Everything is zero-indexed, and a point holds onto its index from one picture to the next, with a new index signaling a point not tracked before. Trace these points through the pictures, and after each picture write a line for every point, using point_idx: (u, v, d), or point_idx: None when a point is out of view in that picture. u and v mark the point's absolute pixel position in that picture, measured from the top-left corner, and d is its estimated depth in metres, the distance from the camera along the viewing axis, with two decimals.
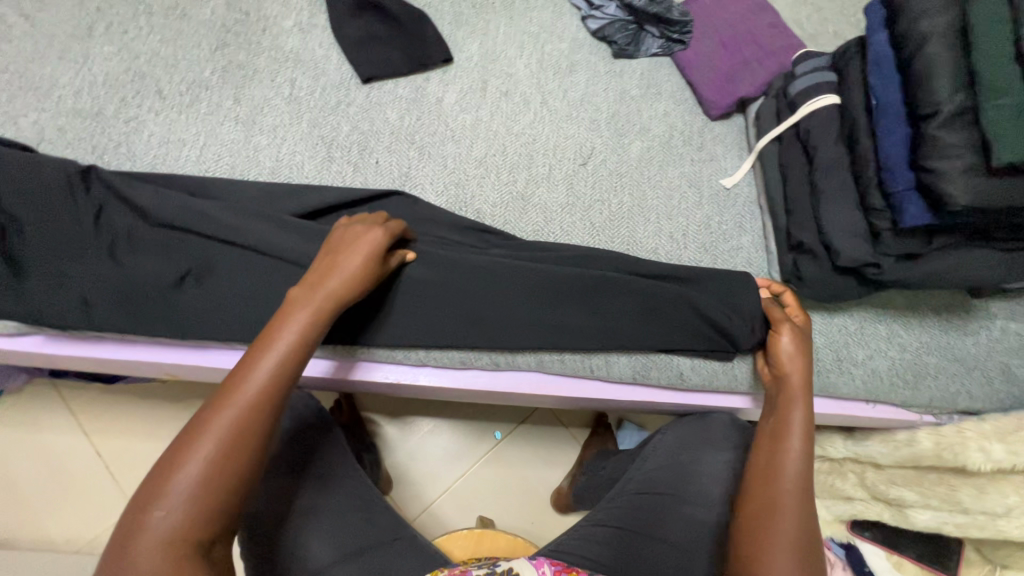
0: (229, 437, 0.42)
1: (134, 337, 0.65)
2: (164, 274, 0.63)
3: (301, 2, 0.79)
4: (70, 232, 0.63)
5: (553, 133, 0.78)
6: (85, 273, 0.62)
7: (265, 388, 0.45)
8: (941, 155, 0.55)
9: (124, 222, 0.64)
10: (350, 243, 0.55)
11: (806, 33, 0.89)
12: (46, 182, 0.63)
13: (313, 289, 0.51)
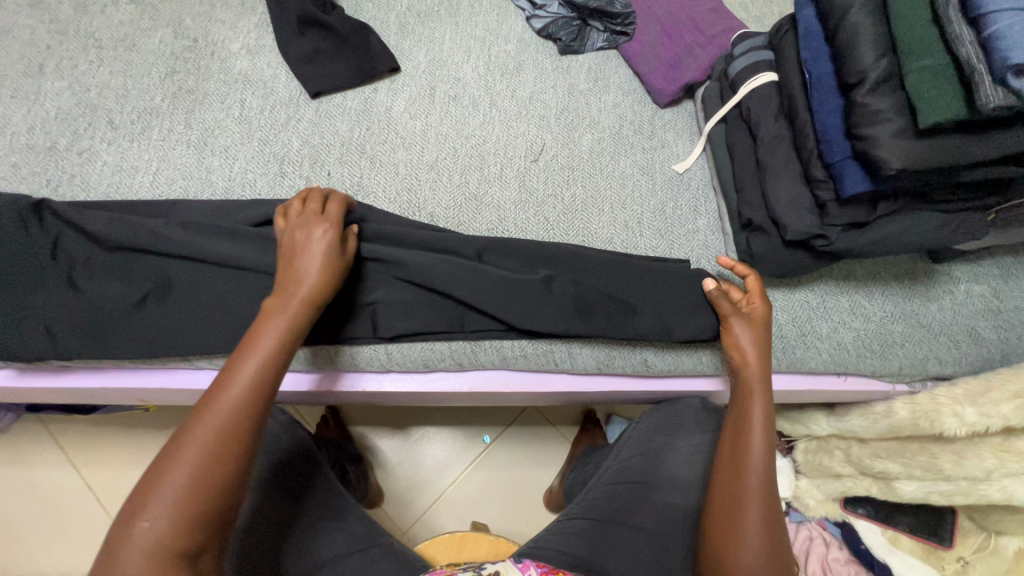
0: (217, 446, 0.45)
1: (98, 363, 0.66)
2: (123, 298, 0.64)
3: (248, 24, 0.81)
4: (27, 264, 0.64)
5: (503, 133, 0.79)
6: (43, 303, 0.63)
7: (246, 399, 0.48)
8: (870, 121, 0.55)
9: (82, 250, 0.65)
10: (304, 245, 0.57)
11: (751, 16, 0.89)
12: (1, 217, 0.64)
13: (281, 300, 0.54)
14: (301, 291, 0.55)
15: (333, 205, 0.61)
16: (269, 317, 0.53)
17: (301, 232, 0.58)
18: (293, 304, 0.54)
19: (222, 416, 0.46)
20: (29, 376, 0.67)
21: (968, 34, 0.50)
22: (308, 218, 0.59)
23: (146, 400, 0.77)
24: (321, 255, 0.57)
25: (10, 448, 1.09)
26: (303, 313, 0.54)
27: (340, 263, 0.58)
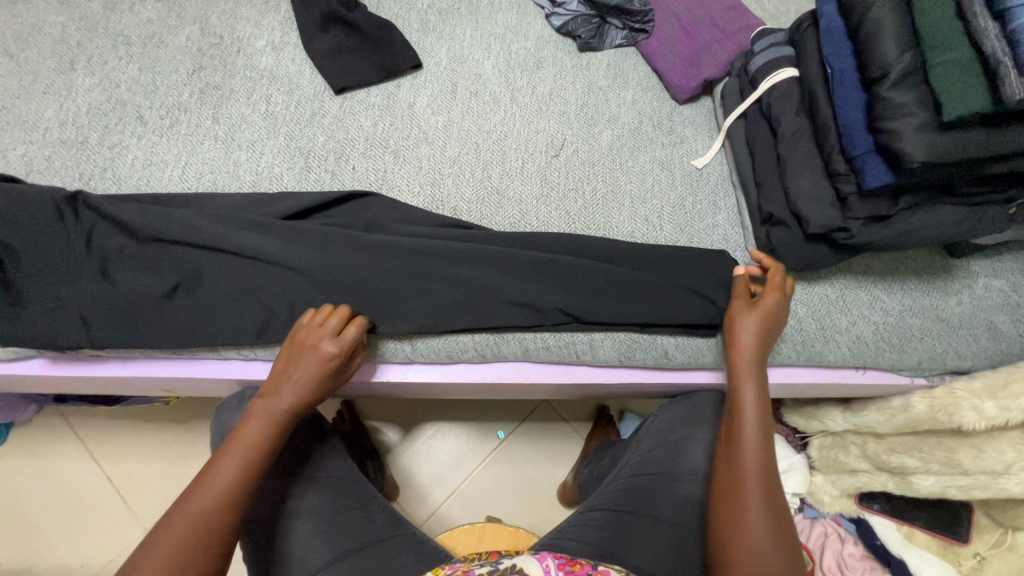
0: (196, 530, 0.50)
1: (130, 353, 0.67)
2: (155, 288, 0.65)
3: (273, 22, 0.82)
4: (61, 254, 0.65)
5: (524, 128, 0.80)
6: (76, 293, 0.64)
7: (228, 490, 0.53)
8: (893, 114, 0.56)
9: (118, 240, 0.66)
10: (299, 351, 0.61)
11: (768, 13, 0.90)
12: (36, 209, 0.65)
13: (265, 407, 0.59)
14: (287, 401, 0.59)
15: (348, 317, 0.63)
16: (254, 417, 0.58)
17: (305, 345, 0.61)
18: (276, 413, 0.58)
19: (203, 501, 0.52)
20: (62, 366, 0.68)
21: (994, 29, 0.51)
22: (314, 334, 0.61)
23: (172, 390, 0.79)
24: (315, 370, 0.60)
25: (32, 441, 1.11)
26: (281, 420, 0.59)
27: (336, 367, 0.61)
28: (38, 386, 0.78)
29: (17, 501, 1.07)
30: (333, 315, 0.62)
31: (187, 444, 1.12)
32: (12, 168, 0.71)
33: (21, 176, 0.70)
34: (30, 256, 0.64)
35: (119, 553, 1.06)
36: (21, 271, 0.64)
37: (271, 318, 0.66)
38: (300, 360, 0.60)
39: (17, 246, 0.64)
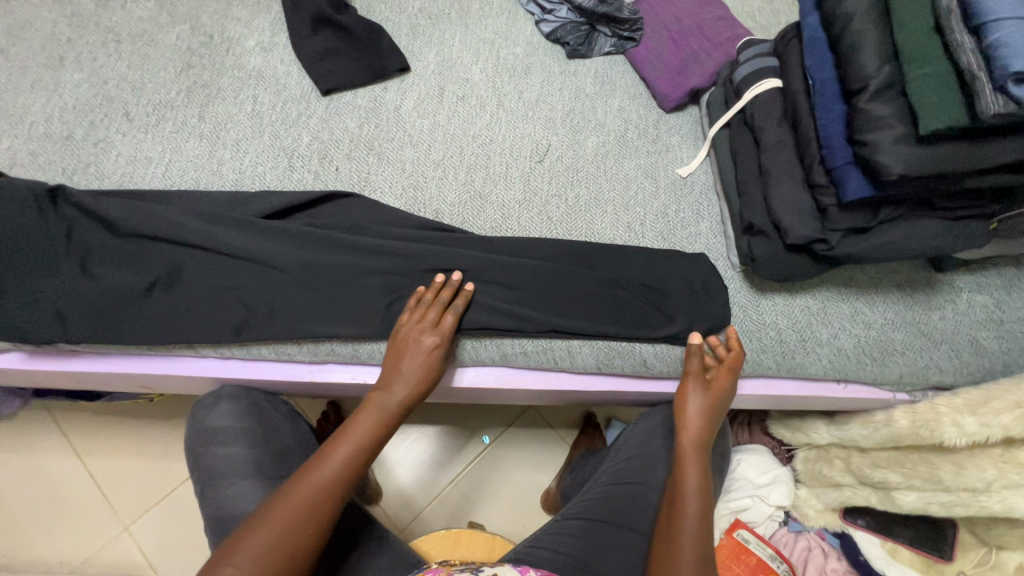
0: (305, 508, 0.52)
1: (107, 349, 0.67)
2: (133, 285, 0.65)
3: (263, 23, 0.83)
4: (42, 248, 0.65)
5: (510, 133, 0.80)
6: (57, 288, 0.64)
7: (338, 472, 0.56)
8: (872, 127, 0.56)
9: (98, 234, 0.66)
10: (409, 347, 0.63)
11: (758, 24, 0.91)
12: (19, 203, 0.66)
13: (377, 398, 0.62)
14: (399, 391, 0.62)
15: (448, 308, 0.66)
16: (364, 409, 0.61)
17: (409, 337, 0.64)
18: (389, 405, 0.61)
19: (317, 481, 0.54)
20: (39, 360, 0.68)
21: (969, 43, 0.51)
22: (423, 326, 0.64)
23: (151, 387, 0.79)
24: (424, 362, 0.63)
25: (16, 434, 1.11)
26: (391, 410, 0.61)
27: (436, 367, 0.64)
28: (16, 380, 0.78)
29: None
30: (440, 309, 0.65)
31: (171, 442, 1.11)
32: None
33: (5, 169, 0.70)
34: (11, 249, 0.65)
35: (98, 549, 1.05)
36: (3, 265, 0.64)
37: (248, 318, 0.66)
38: (417, 350, 0.63)
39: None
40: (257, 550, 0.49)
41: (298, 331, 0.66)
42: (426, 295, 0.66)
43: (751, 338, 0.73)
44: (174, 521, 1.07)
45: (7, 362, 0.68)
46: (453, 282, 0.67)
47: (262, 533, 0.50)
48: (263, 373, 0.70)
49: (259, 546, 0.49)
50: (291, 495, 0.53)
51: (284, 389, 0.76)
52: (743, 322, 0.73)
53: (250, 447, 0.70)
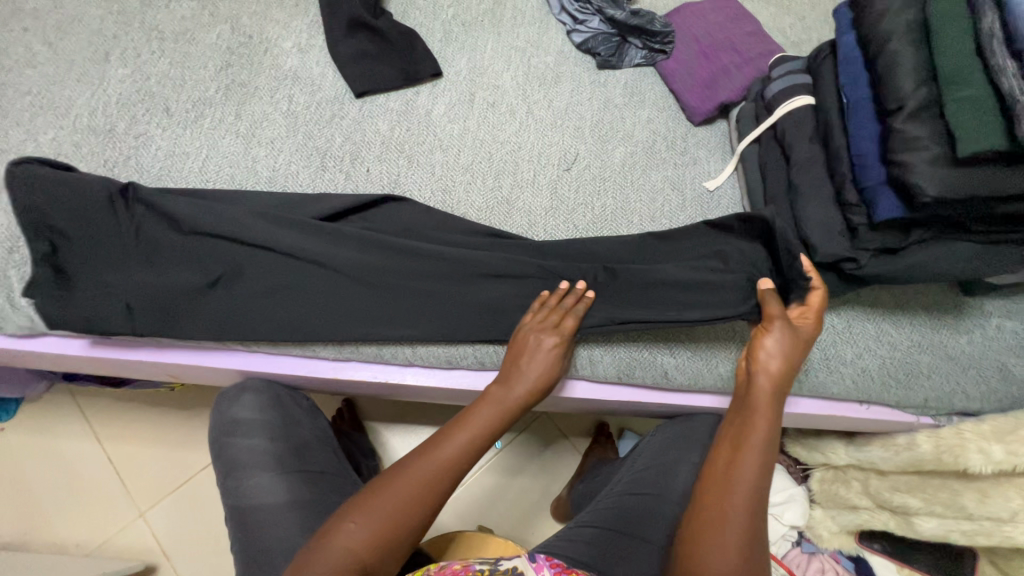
0: (416, 494, 0.54)
1: (170, 342, 0.68)
2: (194, 282, 0.66)
3: (301, 25, 0.85)
4: (115, 244, 0.66)
5: (539, 141, 0.81)
6: (127, 283, 0.65)
7: (443, 462, 0.57)
8: (908, 147, 0.56)
9: (133, 216, 0.67)
10: (531, 347, 0.64)
11: (789, 41, 0.91)
12: (90, 199, 0.66)
13: (497, 393, 0.63)
14: (518, 390, 0.62)
15: (570, 312, 0.66)
16: (487, 402, 0.62)
17: (533, 339, 0.64)
18: (509, 400, 0.62)
19: (428, 469, 0.56)
20: (70, 344, 0.69)
21: (1011, 67, 0.51)
22: (545, 327, 0.65)
23: (176, 377, 0.80)
24: (546, 365, 0.64)
25: (40, 417, 1.13)
26: (508, 407, 0.62)
27: (557, 372, 0.65)
28: (47, 364, 0.80)
29: (21, 475, 1.09)
30: (564, 312, 0.65)
31: (189, 432, 1.13)
32: (42, 151, 0.73)
33: (49, 159, 0.72)
34: (80, 246, 0.65)
35: (113, 535, 1.07)
36: (70, 259, 0.64)
37: (278, 313, 0.67)
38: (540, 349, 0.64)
39: (71, 235, 0.64)
40: (368, 525, 0.52)
41: (328, 328, 0.68)
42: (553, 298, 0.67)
43: None
44: (189, 510, 1.09)
45: (37, 345, 0.69)
46: (577, 289, 0.67)
47: (375, 509, 0.53)
48: (288, 368, 0.72)
49: (369, 522, 0.52)
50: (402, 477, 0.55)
51: (306, 385, 0.77)
52: None
53: (272, 439, 0.72)
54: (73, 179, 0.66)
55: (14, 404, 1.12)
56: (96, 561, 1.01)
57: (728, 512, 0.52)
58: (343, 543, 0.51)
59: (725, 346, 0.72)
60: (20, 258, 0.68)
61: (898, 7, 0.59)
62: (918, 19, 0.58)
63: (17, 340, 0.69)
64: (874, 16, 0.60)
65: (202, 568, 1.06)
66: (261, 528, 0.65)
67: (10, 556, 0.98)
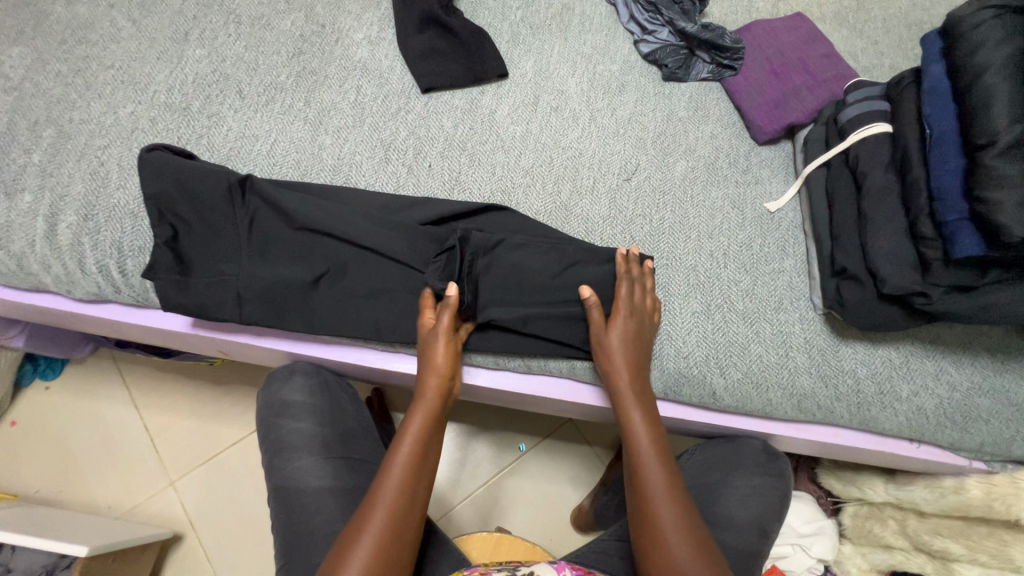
0: (392, 511, 0.56)
1: (272, 330, 0.71)
2: (301, 277, 0.68)
3: (373, 18, 0.85)
4: (227, 233, 0.68)
5: (600, 149, 0.80)
6: (240, 272, 0.67)
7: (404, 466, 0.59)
8: (997, 185, 0.54)
9: (249, 207, 0.69)
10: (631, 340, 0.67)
11: (860, 65, 0.89)
12: (211, 188, 0.68)
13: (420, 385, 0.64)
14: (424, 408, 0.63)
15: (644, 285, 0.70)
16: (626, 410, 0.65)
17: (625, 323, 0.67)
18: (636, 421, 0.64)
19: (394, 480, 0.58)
20: (132, 312, 0.73)
21: None
22: (643, 312, 0.68)
23: (225, 353, 0.82)
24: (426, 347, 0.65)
25: (84, 380, 1.17)
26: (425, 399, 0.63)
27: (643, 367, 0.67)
28: (103, 330, 0.83)
29: (62, 434, 1.13)
30: (621, 297, 0.67)
31: (223, 407, 1.16)
32: (119, 123, 0.75)
33: (126, 132, 0.74)
34: (196, 232, 0.67)
35: (145, 500, 1.09)
36: (185, 245, 0.67)
37: (336, 301, 0.69)
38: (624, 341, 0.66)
39: (186, 219, 0.67)
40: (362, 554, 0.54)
41: (383, 319, 0.69)
42: (621, 271, 0.69)
43: (826, 383, 0.71)
44: (217, 483, 1.11)
45: (103, 311, 0.72)
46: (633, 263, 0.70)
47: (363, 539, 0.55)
48: (338, 354, 0.73)
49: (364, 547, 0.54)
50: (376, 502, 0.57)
51: (352, 372, 0.78)
52: (819, 365, 0.71)
53: (318, 424, 0.74)
54: (198, 167, 0.68)
55: (60, 364, 1.16)
56: (127, 524, 1.03)
57: (657, 512, 0.58)
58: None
59: (776, 372, 0.71)
60: (93, 226, 0.70)
61: (997, 39, 0.57)
62: (1018, 53, 0.56)
63: (85, 306, 0.73)
64: (970, 47, 0.59)
65: (225, 541, 1.07)
66: (304, 512, 0.67)
67: (46, 511, 1.01)
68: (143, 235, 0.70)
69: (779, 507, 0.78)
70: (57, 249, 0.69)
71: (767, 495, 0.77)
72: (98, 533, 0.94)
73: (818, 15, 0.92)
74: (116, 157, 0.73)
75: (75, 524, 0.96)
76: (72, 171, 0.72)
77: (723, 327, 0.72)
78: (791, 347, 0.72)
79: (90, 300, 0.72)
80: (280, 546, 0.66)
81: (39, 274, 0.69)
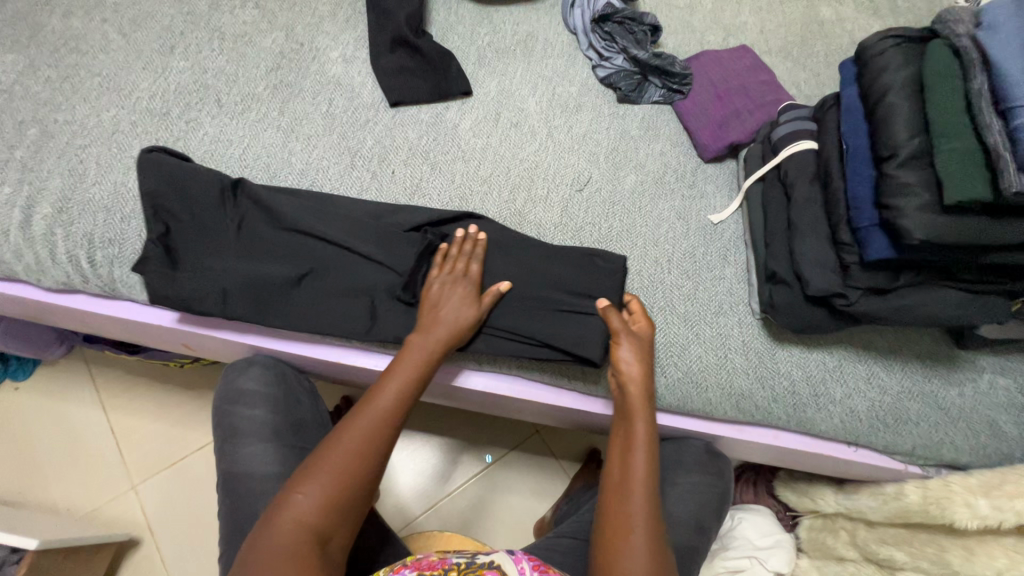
0: (343, 470, 0.57)
1: (234, 323, 0.74)
2: (260, 269, 0.71)
3: (349, 38, 0.92)
4: (220, 231, 0.72)
5: (555, 161, 0.86)
6: (204, 265, 0.70)
7: (379, 420, 0.61)
8: (898, 192, 0.59)
9: (240, 210, 0.74)
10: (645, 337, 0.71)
11: (802, 94, 0.96)
12: (208, 192, 0.72)
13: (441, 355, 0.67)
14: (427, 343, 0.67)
15: (472, 259, 0.73)
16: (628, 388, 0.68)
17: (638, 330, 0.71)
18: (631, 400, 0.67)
19: (359, 439, 0.59)
20: (100, 304, 0.76)
21: (996, 124, 0.55)
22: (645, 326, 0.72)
23: (188, 348, 0.84)
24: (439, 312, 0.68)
25: (54, 380, 1.18)
26: (431, 355, 0.66)
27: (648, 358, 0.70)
28: (71, 322, 0.85)
29: (26, 434, 1.13)
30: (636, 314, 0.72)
31: (191, 411, 1.17)
32: (101, 126, 0.80)
33: (108, 134, 0.79)
34: (189, 229, 0.71)
35: (104, 502, 1.09)
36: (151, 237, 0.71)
37: (293, 293, 0.72)
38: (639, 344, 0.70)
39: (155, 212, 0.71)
40: (312, 501, 0.55)
41: (339, 313, 0.72)
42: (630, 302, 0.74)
43: (763, 385, 0.74)
44: (180, 487, 1.11)
45: (71, 301, 0.75)
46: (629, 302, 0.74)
47: (319, 479, 0.56)
48: (296, 348, 0.75)
49: (318, 486, 0.55)
50: (325, 460, 0.57)
51: (312, 367, 0.81)
52: (757, 368, 0.74)
53: (272, 413, 0.76)
54: (193, 170, 0.73)
55: (32, 365, 1.17)
56: (82, 524, 1.02)
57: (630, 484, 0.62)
58: (287, 517, 0.53)
59: (715, 373, 0.74)
60: (67, 218, 0.74)
61: (898, 64, 0.63)
62: (914, 75, 0.62)
63: (53, 296, 0.76)
64: (876, 70, 0.65)
65: (182, 545, 1.07)
66: (252, 497, 0.69)
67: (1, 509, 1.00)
68: (113, 229, 0.74)
69: (721, 506, 0.81)
70: (30, 239, 0.72)
71: (712, 495, 0.80)
72: (51, 530, 0.93)
73: (764, 48, 1.00)
74: (95, 155, 0.77)
75: (29, 522, 0.96)
76: (52, 168, 0.76)
77: (665, 328, 0.76)
78: (729, 349, 0.75)
79: (59, 290, 0.75)
80: (226, 529, 0.68)
81: (11, 263, 0.73)
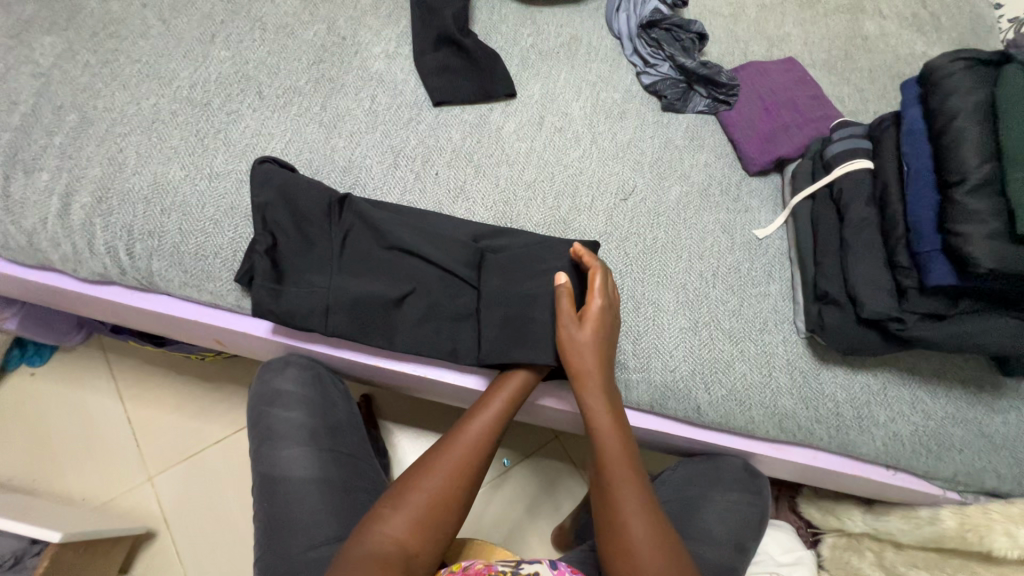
0: (433, 500, 0.61)
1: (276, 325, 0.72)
2: (304, 269, 0.70)
3: (392, 34, 0.90)
4: (323, 245, 0.71)
5: (599, 169, 0.84)
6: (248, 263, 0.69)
7: (464, 455, 0.64)
8: (966, 219, 0.58)
9: (345, 224, 0.72)
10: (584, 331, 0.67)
11: (847, 110, 0.95)
12: (314, 203, 0.71)
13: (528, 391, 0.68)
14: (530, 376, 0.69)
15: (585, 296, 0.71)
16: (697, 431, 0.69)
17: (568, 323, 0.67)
18: None
19: (449, 472, 0.62)
20: (135, 296, 0.74)
21: None
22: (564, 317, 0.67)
23: (220, 343, 0.83)
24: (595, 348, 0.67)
25: (71, 366, 1.16)
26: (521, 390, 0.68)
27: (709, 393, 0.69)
28: (101, 313, 0.84)
29: (42, 420, 1.11)
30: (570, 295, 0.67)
31: (210, 405, 1.15)
32: (141, 114, 0.78)
33: (148, 122, 0.77)
34: (289, 242, 0.70)
35: (120, 493, 1.08)
36: None
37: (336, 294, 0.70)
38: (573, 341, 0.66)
39: None
40: (399, 526, 0.59)
41: (380, 317, 0.70)
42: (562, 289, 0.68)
43: (807, 405, 0.73)
44: (197, 480, 1.10)
45: (106, 292, 0.74)
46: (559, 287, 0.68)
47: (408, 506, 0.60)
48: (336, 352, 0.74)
49: (407, 514, 0.59)
50: (415, 489, 0.61)
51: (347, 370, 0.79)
52: (801, 388, 0.74)
53: (309, 415, 0.75)
54: (296, 180, 0.72)
55: (48, 351, 1.15)
56: (99, 516, 1.01)
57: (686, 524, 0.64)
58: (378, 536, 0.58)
59: (760, 391, 0.73)
60: (106, 208, 0.72)
61: (967, 88, 0.62)
62: (984, 101, 0.61)
63: (88, 286, 0.74)
64: (944, 92, 0.64)
65: (198, 540, 1.05)
66: (288, 501, 0.69)
67: (18, 497, 0.99)
68: (153, 221, 0.72)
69: (756, 523, 0.83)
70: (69, 228, 0.71)
71: (744, 511, 0.82)
72: (70, 521, 0.92)
73: (809, 61, 0.99)
74: (135, 144, 0.76)
75: (47, 512, 0.94)
76: (91, 155, 0.74)
77: (710, 343, 0.75)
78: (774, 368, 0.74)
79: (95, 281, 0.74)
80: (264, 530, 0.69)
81: (47, 251, 0.71)
